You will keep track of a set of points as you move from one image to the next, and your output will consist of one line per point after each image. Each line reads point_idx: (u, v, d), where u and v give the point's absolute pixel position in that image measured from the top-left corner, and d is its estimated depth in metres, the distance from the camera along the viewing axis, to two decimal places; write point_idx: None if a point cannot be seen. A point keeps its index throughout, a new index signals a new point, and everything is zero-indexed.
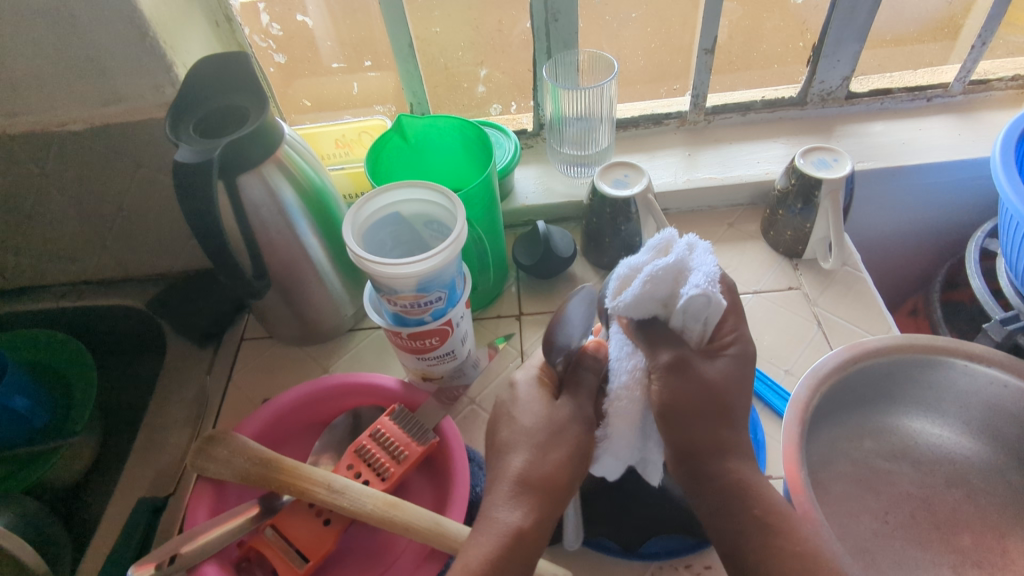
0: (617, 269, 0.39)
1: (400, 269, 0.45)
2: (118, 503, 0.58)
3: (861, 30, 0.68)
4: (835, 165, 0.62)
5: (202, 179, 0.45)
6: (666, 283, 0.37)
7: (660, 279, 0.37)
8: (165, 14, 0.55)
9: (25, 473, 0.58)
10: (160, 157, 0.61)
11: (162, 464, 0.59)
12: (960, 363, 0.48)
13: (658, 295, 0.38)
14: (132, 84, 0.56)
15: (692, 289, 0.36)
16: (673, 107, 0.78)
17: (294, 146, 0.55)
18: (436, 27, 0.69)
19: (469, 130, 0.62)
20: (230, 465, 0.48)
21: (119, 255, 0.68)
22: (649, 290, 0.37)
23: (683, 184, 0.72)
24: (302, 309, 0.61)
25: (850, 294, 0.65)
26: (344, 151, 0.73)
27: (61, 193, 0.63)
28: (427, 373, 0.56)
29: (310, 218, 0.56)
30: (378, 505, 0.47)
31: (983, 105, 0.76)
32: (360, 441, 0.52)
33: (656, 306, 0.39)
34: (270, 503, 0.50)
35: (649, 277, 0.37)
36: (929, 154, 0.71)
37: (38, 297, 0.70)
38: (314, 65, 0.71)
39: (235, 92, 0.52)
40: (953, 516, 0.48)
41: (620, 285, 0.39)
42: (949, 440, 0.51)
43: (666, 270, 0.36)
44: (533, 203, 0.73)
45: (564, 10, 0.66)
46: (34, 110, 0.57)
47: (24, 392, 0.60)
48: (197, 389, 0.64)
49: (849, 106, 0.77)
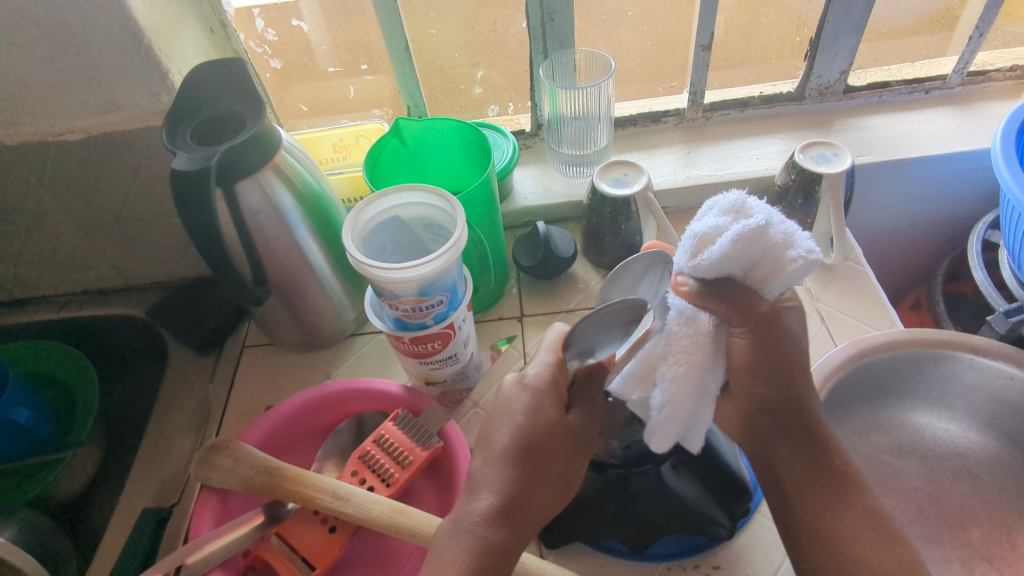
0: (691, 232, 0.37)
1: (402, 273, 0.45)
2: (124, 513, 0.57)
3: (857, 24, 0.68)
4: (836, 160, 0.62)
5: (200, 187, 0.45)
6: (770, 245, 0.35)
7: (749, 242, 0.34)
8: (160, 21, 0.54)
9: (29, 485, 0.58)
10: (158, 165, 0.61)
11: (167, 474, 0.59)
12: (965, 357, 0.48)
13: (746, 257, 0.36)
14: (128, 93, 0.55)
15: (795, 255, 0.35)
16: (671, 105, 0.78)
17: (292, 152, 0.54)
18: (432, 29, 0.69)
19: (466, 131, 0.61)
20: (234, 474, 0.48)
21: (119, 264, 0.68)
22: (739, 247, 0.35)
23: (683, 181, 0.72)
24: (302, 315, 0.61)
25: (853, 288, 0.65)
26: (342, 156, 0.73)
27: (58, 204, 0.62)
28: (429, 377, 0.55)
29: (309, 224, 0.56)
30: (383, 510, 0.47)
31: (982, 96, 0.75)
32: (364, 447, 0.52)
33: (746, 265, 0.36)
34: (275, 512, 0.49)
35: (744, 234, 0.34)
36: (930, 146, 0.71)
37: (38, 308, 0.70)
38: (310, 70, 0.71)
39: (233, 99, 0.51)
40: (961, 510, 0.48)
41: (712, 232, 0.36)
42: (956, 435, 0.50)
43: (755, 231, 0.34)
44: (533, 204, 0.73)
45: (560, 10, 0.66)
46: (30, 121, 0.56)
47: (26, 403, 0.60)
48: (199, 397, 0.64)
49: (847, 100, 0.77)
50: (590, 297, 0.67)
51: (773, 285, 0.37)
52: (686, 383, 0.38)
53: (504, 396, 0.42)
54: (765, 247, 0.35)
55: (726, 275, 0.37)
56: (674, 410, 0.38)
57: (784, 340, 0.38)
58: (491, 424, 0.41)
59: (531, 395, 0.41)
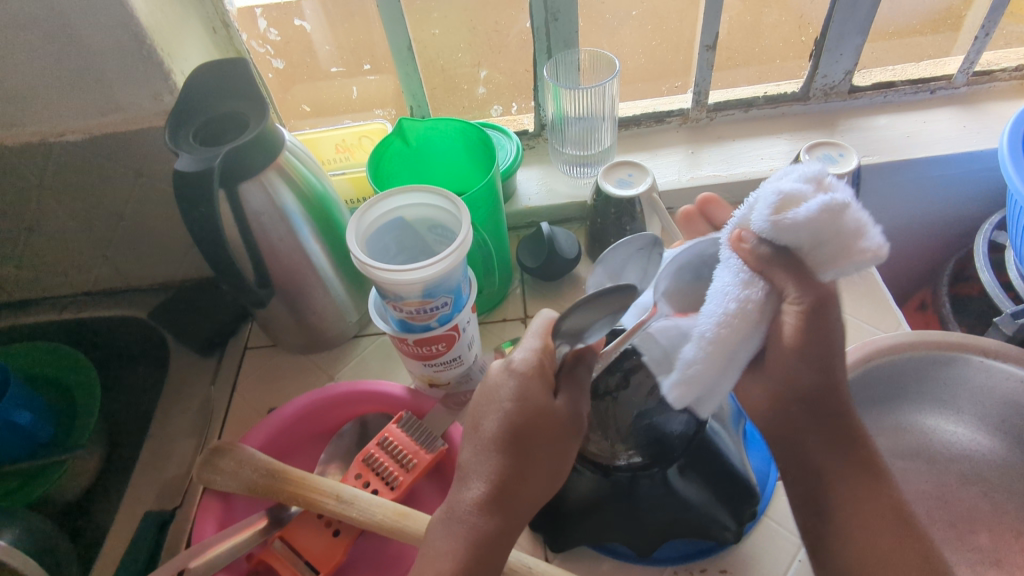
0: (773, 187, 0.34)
1: (407, 275, 0.44)
2: (127, 515, 0.57)
3: (863, 24, 0.68)
4: (841, 160, 0.61)
5: (203, 188, 0.44)
6: (842, 223, 0.32)
7: (818, 219, 0.32)
8: (162, 21, 0.54)
9: (31, 487, 0.58)
10: (160, 165, 0.60)
11: (170, 476, 0.59)
12: (975, 360, 0.47)
13: (816, 235, 0.33)
14: (130, 93, 0.55)
15: (870, 243, 0.32)
16: (675, 105, 0.78)
17: (295, 152, 0.54)
18: (435, 28, 0.69)
19: (470, 132, 0.61)
20: (237, 477, 0.48)
21: (120, 265, 0.68)
22: (806, 222, 0.32)
23: (687, 182, 0.72)
24: (305, 316, 0.60)
25: (858, 288, 0.64)
26: (344, 156, 0.72)
27: (59, 205, 0.62)
28: (433, 379, 0.55)
29: (313, 225, 0.55)
30: (387, 514, 0.46)
31: (988, 96, 0.75)
32: (368, 449, 0.52)
33: (816, 239, 0.33)
34: (279, 515, 0.49)
35: (829, 202, 0.31)
36: (936, 147, 0.70)
37: (39, 309, 0.70)
38: (313, 70, 0.71)
39: (237, 99, 0.51)
40: (970, 514, 0.47)
41: (779, 204, 0.33)
42: (964, 437, 0.50)
43: (844, 200, 0.31)
44: (537, 205, 0.73)
45: (564, 9, 0.65)
46: (32, 122, 0.56)
47: (28, 405, 0.59)
48: (202, 399, 0.64)
49: (852, 101, 0.77)
50: None
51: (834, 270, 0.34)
52: (724, 347, 0.35)
53: (494, 388, 0.41)
54: (837, 224, 0.32)
55: (789, 243, 0.34)
56: (704, 371, 0.36)
57: (793, 344, 0.37)
58: (478, 412, 0.40)
59: (521, 389, 0.39)
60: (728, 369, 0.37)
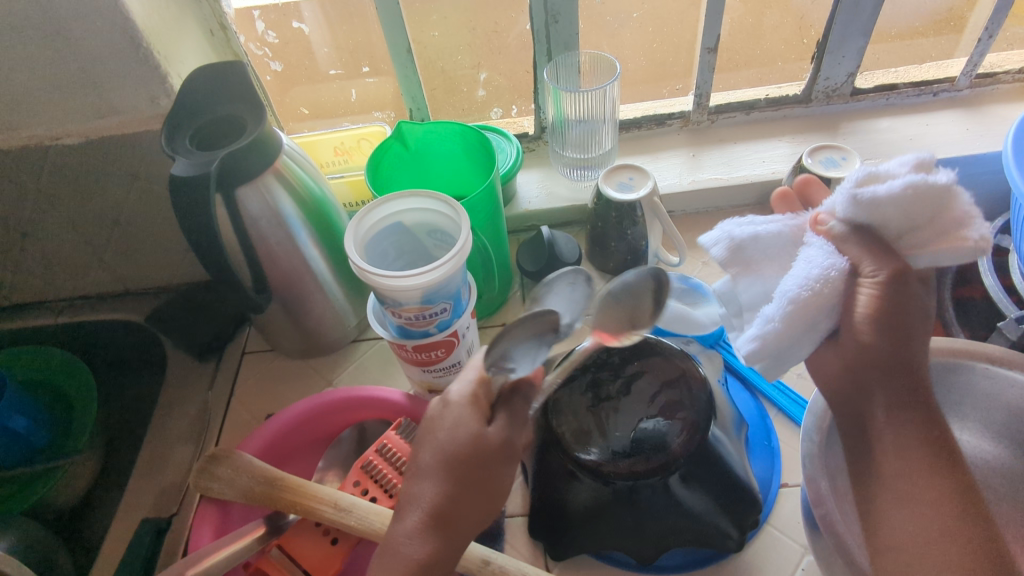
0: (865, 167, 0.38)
1: (405, 281, 0.44)
2: (123, 522, 0.56)
3: (865, 26, 0.67)
4: (844, 164, 0.61)
5: (199, 193, 0.44)
6: (901, 197, 0.36)
7: (924, 195, 0.35)
8: (159, 24, 0.54)
9: (26, 493, 0.58)
10: (157, 169, 0.60)
11: (166, 482, 0.58)
12: (979, 366, 0.47)
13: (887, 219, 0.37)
14: (127, 97, 0.55)
15: (975, 231, 0.35)
16: (676, 108, 0.77)
17: (293, 156, 0.53)
18: (434, 30, 0.68)
19: (470, 135, 0.60)
20: (234, 484, 0.48)
21: (117, 269, 0.67)
22: (914, 199, 0.36)
23: (688, 185, 0.71)
24: (303, 321, 0.60)
25: None
26: (342, 159, 0.72)
27: (55, 208, 0.61)
28: (432, 386, 0.54)
29: (311, 230, 0.55)
30: (386, 522, 0.46)
31: (990, 98, 0.75)
32: (366, 456, 0.51)
33: (911, 221, 0.37)
34: (276, 523, 0.49)
35: (916, 183, 0.35)
36: (938, 150, 0.70)
37: (35, 313, 0.69)
38: (311, 73, 0.70)
39: (233, 103, 0.51)
40: None
41: (864, 178, 0.38)
42: (970, 445, 0.49)
43: (939, 186, 0.35)
44: (536, 208, 0.72)
45: (565, 11, 0.65)
46: (29, 125, 0.56)
47: (23, 411, 0.59)
48: (199, 405, 0.63)
49: (854, 103, 0.76)
50: None
51: (925, 248, 0.37)
52: (796, 321, 0.38)
53: (494, 400, 0.41)
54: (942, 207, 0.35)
55: (876, 221, 0.37)
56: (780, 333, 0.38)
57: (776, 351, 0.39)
58: (475, 423, 0.40)
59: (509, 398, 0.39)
60: (804, 334, 0.38)
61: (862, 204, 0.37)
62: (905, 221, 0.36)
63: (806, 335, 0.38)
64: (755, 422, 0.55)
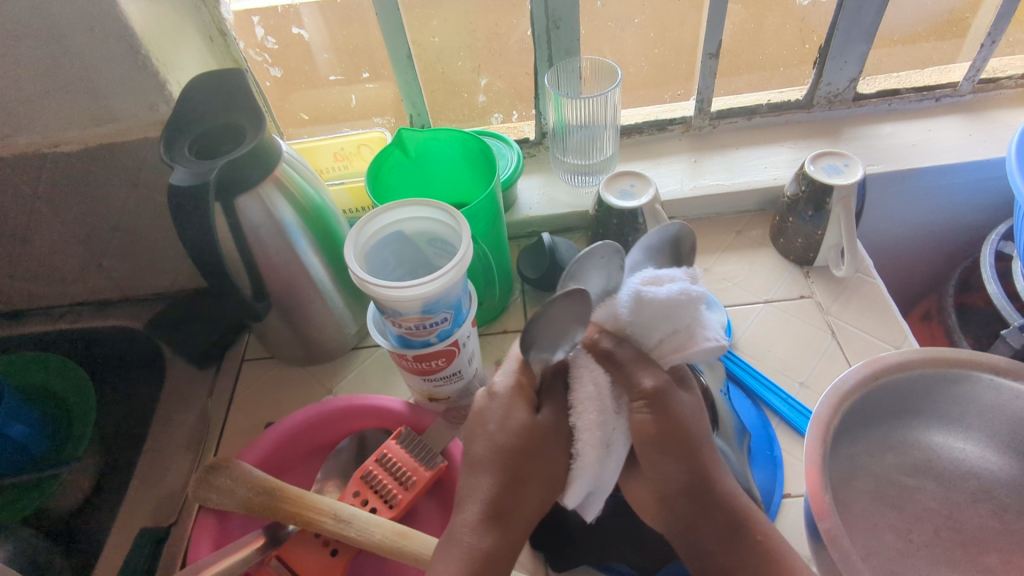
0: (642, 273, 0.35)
1: (405, 292, 0.43)
2: (121, 531, 0.56)
3: (867, 31, 0.67)
4: (847, 171, 0.60)
5: (198, 202, 0.44)
6: (676, 304, 0.34)
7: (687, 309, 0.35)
8: (158, 31, 0.53)
9: (24, 502, 0.56)
10: (156, 176, 0.59)
11: (165, 491, 0.58)
12: (985, 377, 0.46)
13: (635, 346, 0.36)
14: (126, 104, 0.54)
15: (712, 336, 0.36)
16: (677, 113, 0.77)
17: (292, 163, 0.53)
18: (435, 36, 0.68)
19: (470, 142, 0.60)
20: (233, 495, 0.47)
21: (116, 275, 0.67)
22: (666, 309, 0.34)
23: (690, 191, 0.71)
24: (303, 329, 0.60)
25: (862, 300, 0.64)
26: (342, 165, 0.71)
27: (54, 215, 0.61)
28: (432, 395, 0.54)
29: (311, 238, 0.55)
30: (386, 534, 0.45)
31: (993, 104, 0.74)
32: (366, 466, 0.51)
33: (662, 330, 0.35)
34: (276, 534, 0.48)
35: (686, 294, 0.34)
36: (941, 156, 0.70)
37: (33, 319, 0.69)
38: (311, 78, 0.70)
39: (233, 110, 0.50)
40: (979, 534, 0.47)
41: (647, 282, 0.35)
42: (974, 455, 0.49)
43: (697, 298, 0.35)
44: (537, 214, 0.72)
45: (565, 17, 0.65)
46: (27, 132, 0.55)
47: (20, 418, 0.58)
48: (198, 413, 0.63)
49: (856, 108, 0.76)
50: None
51: (675, 358, 0.36)
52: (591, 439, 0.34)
53: None
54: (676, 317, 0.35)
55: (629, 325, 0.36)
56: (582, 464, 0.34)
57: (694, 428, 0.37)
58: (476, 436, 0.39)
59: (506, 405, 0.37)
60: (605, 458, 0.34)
61: (642, 304, 0.35)
62: (645, 332, 0.36)
63: (602, 468, 0.35)
64: (758, 431, 0.55)
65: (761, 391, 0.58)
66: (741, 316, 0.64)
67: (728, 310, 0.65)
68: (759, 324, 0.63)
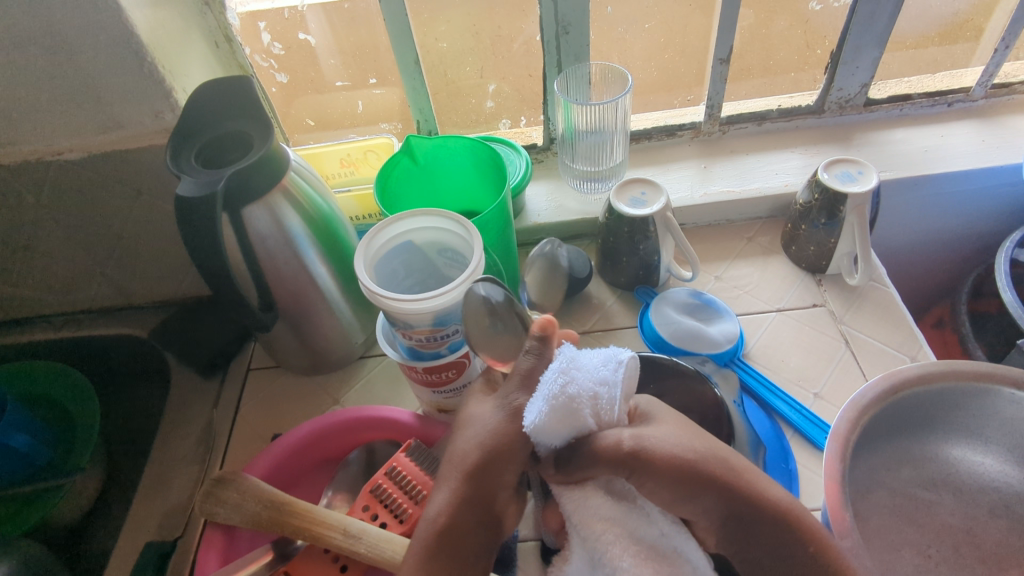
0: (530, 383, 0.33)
1: (417, 303, 0.42)
2: (125, 544, 0.55)
3: (880, 37, 0.66)
4: (861, 178, 0.59)
5: (204, 214, 0.43)
6: (554, 400, 0.32)
7: (567, 400, 0.32)
8: (164, 37, 0.53)
9: (28, 513, 0.57)
10: (161, 184, 0.59)
11: (169, 504, 0.57)
12: (1006, 391, 0.45)
13: (582, 425, 0.33)
14: (131, 112, 0.54)
15: (603, 373, 0.34)
16: (686, 118, 0.76)
17: (300, 172, 0.52)
18: (442, 41, 0.67)
19: (480, 149, 0.59)
20: (241, 510, 0.46)
21: (120, 283, 0.66)
22: (562, 402, 0.32)
23: (700, 198, 0.70)
24: (310, 339, 0.59)
25: (876, 308, 0.63)
26: (349, 171, 0.70)
27: (58, 224, 0.60)
28: (442, 406, 0.53)
29: (318, 247, 0.54)
30: (396, 551, 0.44)
31: (1006, 108, 0.73)
32: (376, 480, 0.50)
33: (580, 413, 0.33)
34: (284, 549, 0.47)
35: (557, 372, 0.33)
36: (955, 162, 0.69)
37: (40, 327, 0.68)
38: (317, 84, 0.69)
39: (240, 119, 0.50)
40: (1000, 548, 0.46)
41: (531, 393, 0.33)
42: (993, 470, 0.47)
43: (565, 374, 0.33)
44: (545, 221, 0.71)
45: (576, 22, 0.64)
46: (30, 141, 0.55)
47: (25, 429, 0.58)
48: (203, 423, 0.62)
49: (868, 114, 0.75)
50: (606, 317, 0.65)
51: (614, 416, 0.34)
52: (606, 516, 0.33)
53: None
54: (574, 392, 0.33)
55: (563, 433, 0.33)
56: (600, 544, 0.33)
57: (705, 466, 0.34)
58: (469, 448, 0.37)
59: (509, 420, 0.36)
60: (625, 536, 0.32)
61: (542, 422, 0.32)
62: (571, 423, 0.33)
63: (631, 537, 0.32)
64: (772, 443, 0.53)
65: (767, 396, 0.57)
66: (753, 325, 0.63)
67: (740, 319, 0.64)
68: (772, 332, 0.62)
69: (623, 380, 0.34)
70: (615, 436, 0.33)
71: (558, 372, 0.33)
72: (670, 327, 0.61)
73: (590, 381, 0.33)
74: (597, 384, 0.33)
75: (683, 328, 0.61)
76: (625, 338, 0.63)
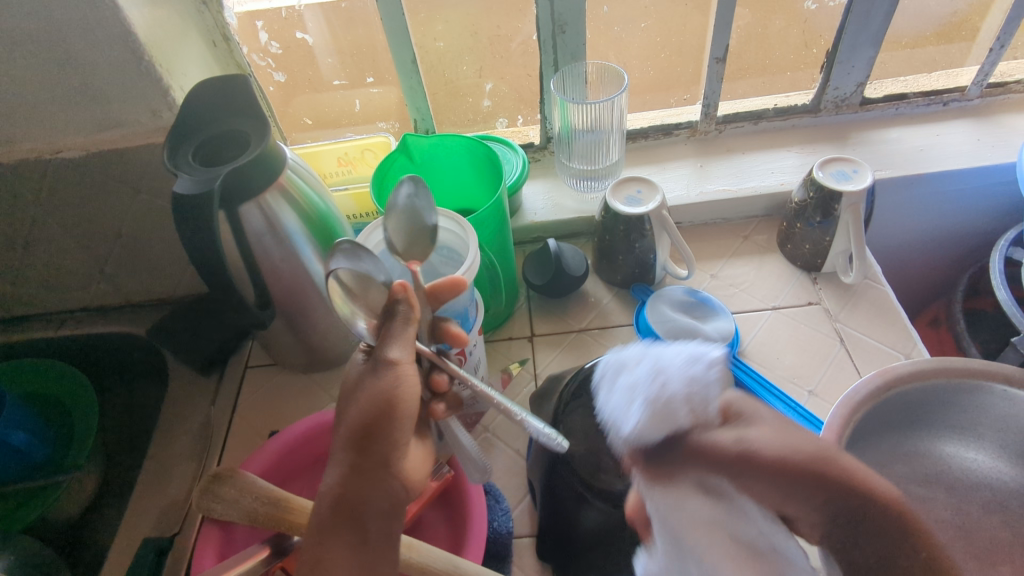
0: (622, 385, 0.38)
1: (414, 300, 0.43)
2: (123, 541, 0.55)
3: (876, 36, 0.67)
4: (856, 177, 0.60)
5: (202, 211, 0.43)
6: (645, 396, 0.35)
7: (661, 398, 0.34)
8: (161, 36, 0.53)
9: (24, 511, 0.57)
10: (159, 183, 0.59)
11: (166, 501, 0.57)
12: (999, 388, 0.46)
13: (680, 421, 0.34)
14: (128, 110, 0.54)
15: (700, 367, 0.36)
16: (683, 117, 0.77)
17: (297, 170, 0.53)
18: (440, 40, 0.67)
19: (477, 148, 0.59)
20: (238, 506, 0.47)
21: (118, 281, 0.66)
22: (660, 398, 0.35)
23: (696, 197, 0.71)
24: (307, 336, 0.59)
25: (871, 306, 0.63)
26: (346, 170, 0.71)
27: (56, 222, 0.61)
28: None
29: (315, 246, 0.54)
30: None
31: (1001, 108, 0.74)
32: None
33: (682, 407, 0.34)
34: (281, 545, 0.48)
35: (652, 372, 0.36)
36: (950, 161, 0.69)
37: (39, 325, 0.69)
38: (314, 82, 0.69)
39: (236, 117, 0.50)
40: (993, 545, 0.46)
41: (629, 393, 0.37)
42: (986, 466, 0.48)
43: (663, 372, 0.36)
44: (542, 220, 0.71)
45: (572, 21, 0.64)
46: (30, 139, 0.55)
47: (24, 425, 0.58)
48: (200, 421, 0.62)
49: (863, 113, 0.75)
50: (602, 315, 0.65)
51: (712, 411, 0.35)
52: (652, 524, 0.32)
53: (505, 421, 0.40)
54: (671, 385, 0.35)
55: (663, 431, 0.34)
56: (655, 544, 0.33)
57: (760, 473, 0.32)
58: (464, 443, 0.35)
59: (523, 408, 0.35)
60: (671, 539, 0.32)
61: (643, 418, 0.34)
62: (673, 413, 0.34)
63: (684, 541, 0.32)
64: None
65: (763, 394, 0.57)
66: (749, 323, 0.64)
67: (735, 316, 0.64)
68: (767, 330, 0.63)
69: (714, 377, 0.36)
70: (718, 437, 0.33)
71: (655, 373, 0.36)
72: (665, 324, 0.61)
73: (678, 373, 0.36)
74: (691, 378, 0.36)
75: (678, 325, 0.61)
76: (621, 336, 0.64)
